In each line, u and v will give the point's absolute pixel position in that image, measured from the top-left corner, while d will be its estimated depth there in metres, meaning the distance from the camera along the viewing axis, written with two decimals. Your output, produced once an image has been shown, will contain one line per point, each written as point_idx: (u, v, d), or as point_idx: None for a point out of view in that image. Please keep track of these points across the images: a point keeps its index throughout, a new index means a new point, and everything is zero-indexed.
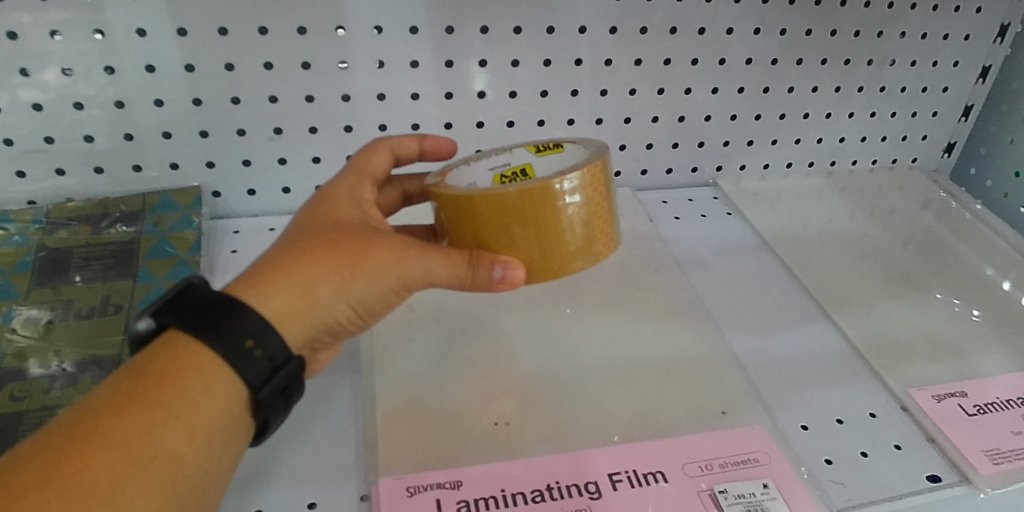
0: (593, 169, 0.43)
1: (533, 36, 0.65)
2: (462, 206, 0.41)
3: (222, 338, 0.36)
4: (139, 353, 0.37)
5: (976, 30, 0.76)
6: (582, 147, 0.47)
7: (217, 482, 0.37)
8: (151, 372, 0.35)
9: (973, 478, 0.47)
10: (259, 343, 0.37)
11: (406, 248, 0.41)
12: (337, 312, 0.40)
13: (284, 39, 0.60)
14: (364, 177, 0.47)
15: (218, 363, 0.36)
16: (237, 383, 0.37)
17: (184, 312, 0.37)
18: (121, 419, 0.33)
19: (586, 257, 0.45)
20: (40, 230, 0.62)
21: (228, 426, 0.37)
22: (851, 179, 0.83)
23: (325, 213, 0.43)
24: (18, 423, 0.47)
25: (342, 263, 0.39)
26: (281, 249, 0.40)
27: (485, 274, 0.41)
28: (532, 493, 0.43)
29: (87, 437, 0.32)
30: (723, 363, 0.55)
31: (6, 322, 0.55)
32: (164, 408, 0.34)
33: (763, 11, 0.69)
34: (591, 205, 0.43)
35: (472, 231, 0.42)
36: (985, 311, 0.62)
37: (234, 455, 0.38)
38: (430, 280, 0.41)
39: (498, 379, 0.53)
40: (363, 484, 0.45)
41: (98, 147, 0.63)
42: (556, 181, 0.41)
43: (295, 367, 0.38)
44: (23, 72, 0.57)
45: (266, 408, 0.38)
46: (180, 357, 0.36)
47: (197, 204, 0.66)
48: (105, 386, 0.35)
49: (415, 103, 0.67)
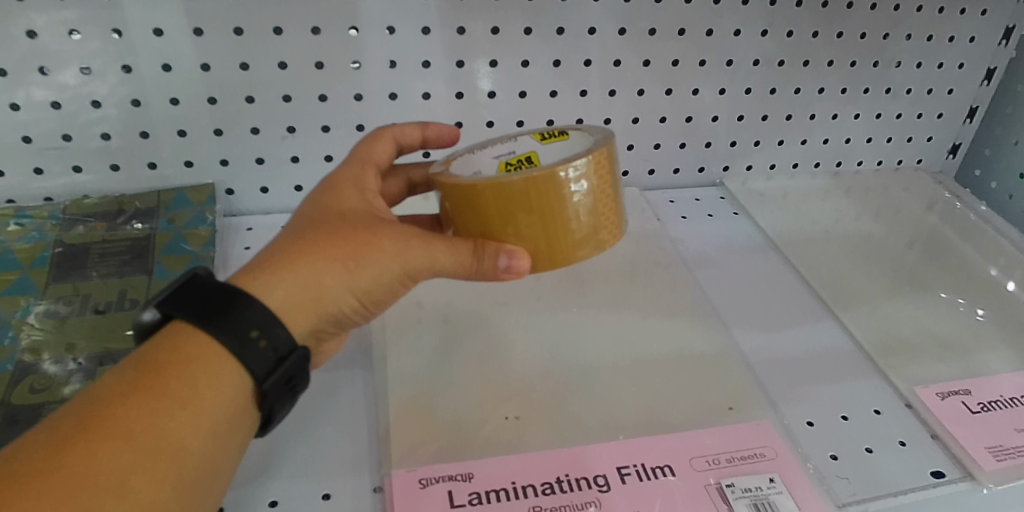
0: (598, 157, 0.44)
1: (543, 37, 0.66)
2: (467, 195, 0.42)
3: (228, 328, 0.37)
4: (146, 343, 0.37)
5: (981, 32, 0.76)
6: (587, 134, 0.47)
7: (223, 470, 0.38)
8: (156, 362, 0.36)
9: (976, 474, 0.47)
10: (264, 334, 0.38)
11: (411, 239, 0.42)
12: (343, 302, 0.41)
13: (298, 39, 0.61)
14: (367, 167, 0.48)
15: (223, 354, 0.37)
16: (242, 374, 0.38)
17: (189, 304, 0.38)
18: (127, 409, 0.34)
19: (591, 245, 0.46)
20: (57, 227, 0.63)
21: (234, 415, 0.38)
22: (857, 180, 0.84)
23: (330, 203, 0.43)
24: (38, 416, 0.48)
25: (347, 253, 0.40)
26: (287, 240, 0.41)
27: (490, 263, 0.42)
28: (542, 485, 0.44)
29: (93, 427, 0.33)
30: (727, 359, 0.56)
31: (23, 317, 0.56)
32: (169, 399, 0.35)
33: (770, 13, 0.69)
34: (596, 193, 0.44)
35: (477, 221, 0.43)
36: (989, 310, 0.63)
37: (240, 444, 0.39)
38: (435, 270, 0.42)
39: (503, 373, 0.54)
40: (376, 476, 0.46)
41: (114, 145, 0.64)
42: (561, 169, 0.42)
43: (301, 357, 0.39)
44: (41, 71, 0.58)
45: (272, 398, 0.39)
46: (186, 348, 0.36)
47: (211, 201, 0.67)
48: (112, 376, 0.36)
49: (426, 102, 0.67)
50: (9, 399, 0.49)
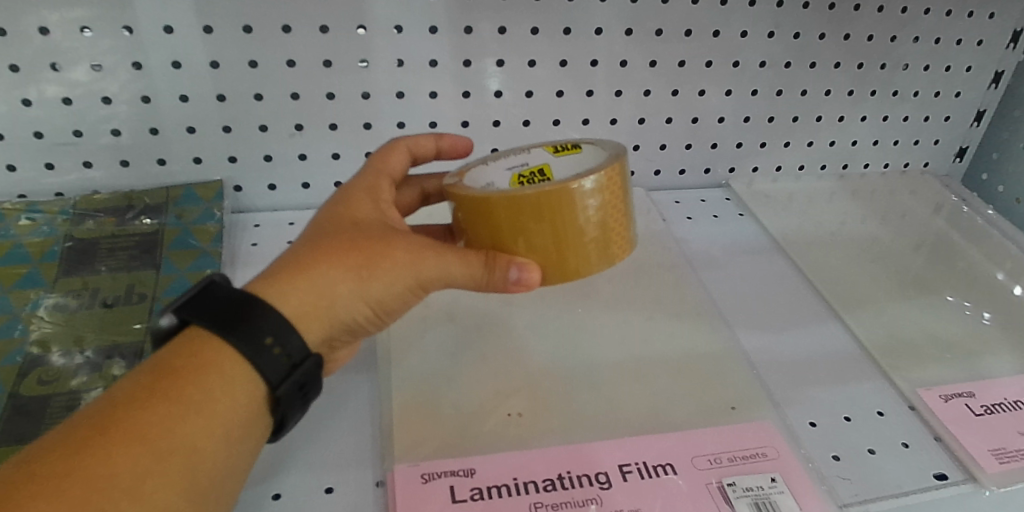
0: (611, 173, 0.44)
1: (550, 37, 0.66)
2: (480, 207, 0.42)
3: (244, 336, 0.37)
4: (162, 348, 0.38)
5: (989, 35, 0.76)
6: (600, 149, 0.47)
7: (236, 476, 0.38)
8: (172, 367, 0.36)
9: (978, 476, 0.47)
10: (278, 341, 0.38)
11: (423, 249, 0.42)
12: (355, 311, 0.41)
13: (306, 38, 0.62)
14: (382, 178, 0.48)
15: (238, 361, 0.37)
16: (258, 381, 0.38)
17: (205, 311, 0.38)
18: (144, 412, 0.34)
19: (602, 259, 0.46)
20: (67, 221, 0.64)
21: (248, 420, 0.38)
22: (862, 183, 0.83)
23: (344, 214, 0.44)
24: (46, 407, 0.49)
25: (360, 263, 0.41)
26: (302, 248, 0.42)
27: (501, 275, 0.42)
28: (544, 482, 0.44)
29: (109, 429, 0.33)
30: (734, 361, 0.56)
31: (33, 310, 0.56)
32: (185, 403, 0.35)
33: (777, 15, 0.69)
34: (607, 207, 0.44)
35: (489, 233, 0.43)
36: (995, 314, 0.63)
37: (252, 448, 0.39)
38: (446, 280, 0.43)
39: (511, 374, 0.54)
40: (379, 470, 0.47)
41: (124, 141, 0.64)
42: (574, 183, 0.42)
43: (313, 364, 0.40)
44: (53, 67, 0.59)
45: (284, 405, 0.39)
46: (202, 353, 0.37)
47: (219, 197, 0.67)
48: (128, 380, 0.36)
49: (434, 101, 0.68)
50: (18, 391, 0.49)
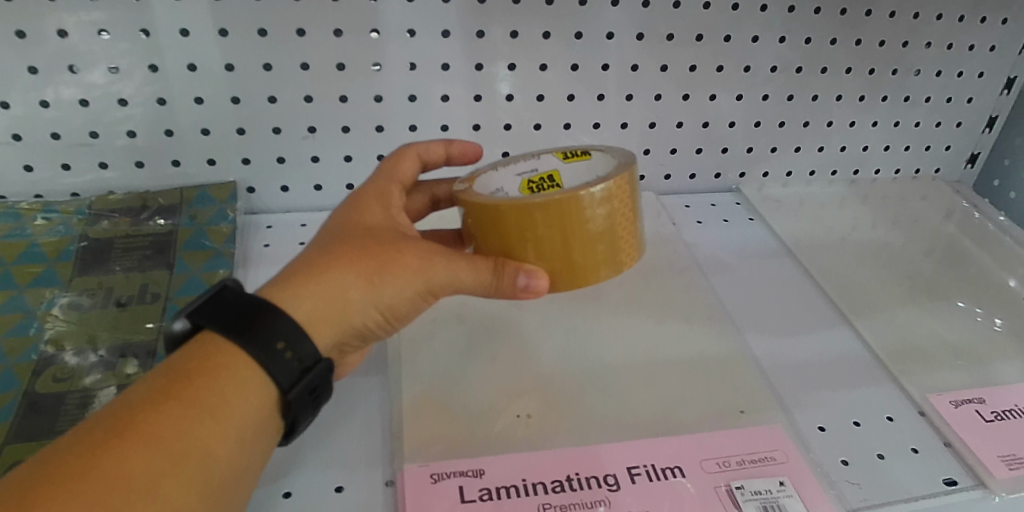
0: (620, 181, 0.44)
1: (562, 41, 0.66)
2: (490, 214, 0.43)
3: (257, 340, 0.38)
4: (176, 351, 0.38)
5: (1002, 41, 0.76)
6: (609, 156, 0.48)
7: (247, 479, 0.39)
8: (185, 371, 0.37)
9: (988, 482, 0.47)
10: (290, 346, 0.38)
11: (433, 256, 0.42)
12: (365, 316, 0.42)
13: (319, 40, 0.62)
14: (393, 184, 0.49)
15: (250, 364, 0.38)
16: (269, 385, 0.38)
17: (218, 316, 0.39)
18: (158, 415, 0.35)
19: (610, 266, 0.46)
20: (83, 221, 0.65)
21: (259, 423, 0.38)
22: (874, 188, 0.83)
23: (356, 220, 0.44)
24: (60, 404, 0.49)
25: (371, 269, 0.41)
26: (315, 253, 0.42)
27: (509, 281, 0.42)
28: (552, 483, 0.44)
29: (124, 432, 0.33)
30: (742, 364, 0.56)
31: (48, 308, 0.57)
32: (197, 406, 0.36)
33: (788, 20, 0.69)
34: (616, 214, 0.44)
35: (498, 239, 0.43)
36: (1007, 320, 0.62)
37: (264, 451, 0.40)
38: (455, 286, 0.43)
39: (519, 377, 0.54)
40: (388, 469, 0.47)
41: (139, 143, 0.65)
42: (583, 191, 0.42)
43: (324, 369, 0.40)
44: (71, 69, 0.60)
45: (295, 409, 0.40)
46: (215, 356, 0.37)
47: (232, 199, 0.68)
48: (143, 383, 0.37)
49: (445, 104, 0.68)
50: (33, 388, 0.50)
